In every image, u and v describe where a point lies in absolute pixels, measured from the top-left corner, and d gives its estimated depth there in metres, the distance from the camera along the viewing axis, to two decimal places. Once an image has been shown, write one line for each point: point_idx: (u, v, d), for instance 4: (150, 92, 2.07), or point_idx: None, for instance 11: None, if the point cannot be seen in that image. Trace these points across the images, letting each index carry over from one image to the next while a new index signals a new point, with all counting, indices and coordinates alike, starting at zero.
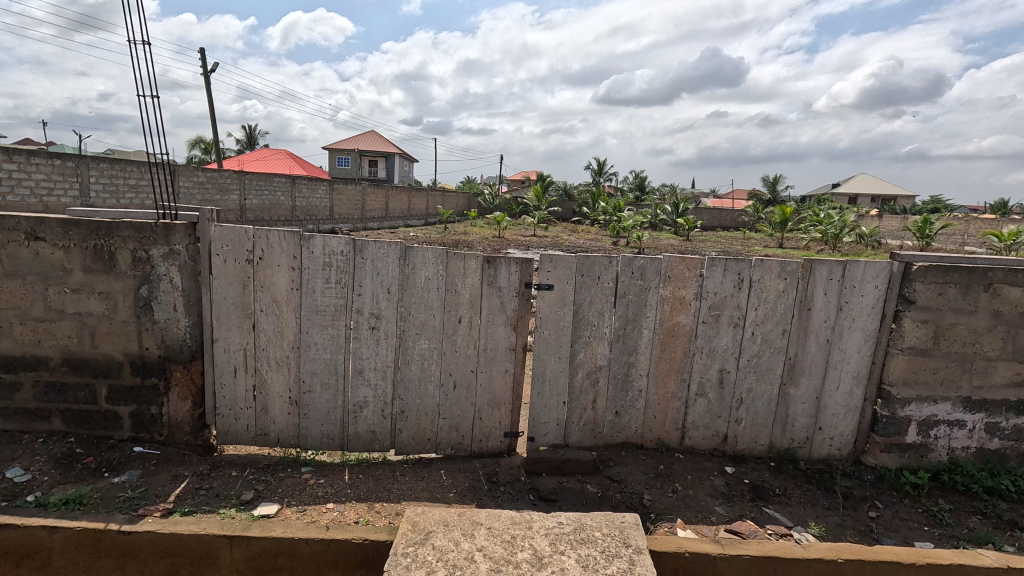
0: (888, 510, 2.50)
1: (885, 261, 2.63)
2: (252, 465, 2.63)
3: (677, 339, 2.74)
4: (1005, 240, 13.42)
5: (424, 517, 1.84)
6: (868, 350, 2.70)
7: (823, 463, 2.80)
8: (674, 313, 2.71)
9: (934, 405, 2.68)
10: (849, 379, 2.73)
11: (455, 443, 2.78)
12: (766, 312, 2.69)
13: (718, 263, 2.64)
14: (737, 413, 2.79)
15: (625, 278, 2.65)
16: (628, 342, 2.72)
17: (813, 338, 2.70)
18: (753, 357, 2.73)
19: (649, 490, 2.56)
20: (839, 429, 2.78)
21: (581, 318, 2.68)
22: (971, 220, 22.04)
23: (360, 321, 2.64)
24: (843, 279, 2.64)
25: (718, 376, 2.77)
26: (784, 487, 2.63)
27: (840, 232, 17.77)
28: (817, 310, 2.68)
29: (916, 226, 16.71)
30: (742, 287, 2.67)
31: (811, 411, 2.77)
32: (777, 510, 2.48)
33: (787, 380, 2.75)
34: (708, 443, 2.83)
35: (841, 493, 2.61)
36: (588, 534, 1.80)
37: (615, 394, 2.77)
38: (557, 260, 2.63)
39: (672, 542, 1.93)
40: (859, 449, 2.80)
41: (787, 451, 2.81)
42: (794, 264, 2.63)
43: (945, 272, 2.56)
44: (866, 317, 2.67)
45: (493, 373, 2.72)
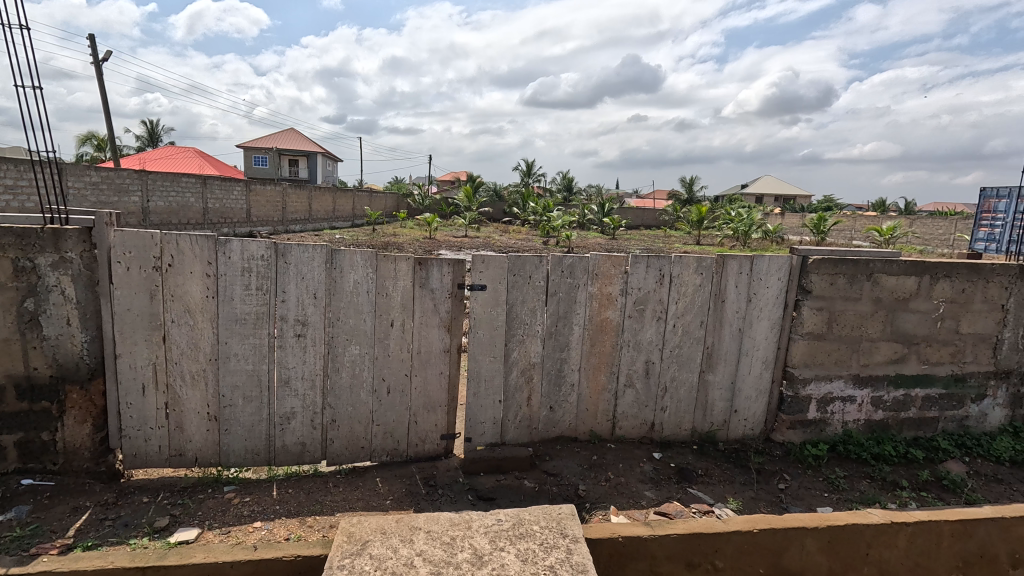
0: (794, 481, 2.75)
1: (785, 255, 2.89)
2: (166, 489, 2.43)
3: (606, 333, 2.85)
4: (886, 234, 15.10)
5: (360, 526, 1.79)
6: (775, 337, 2.96)
7: (739, 443, 3.03)
8: (602, 309, 2.82)
9: (830, 383, 2.98)
10: (759, 364, 2.98)
11: (390, 449, 2.73)
12: (685, 305, 2.87)
13: (641, 260, 2.79)
14: (662, 401, 2.95)
15: (555, 277, 2.74)
16: (560, 339, 2.80)
17: (727, 328, 2.92)
18: (675, 347, 2.90)
19: (584, 481, 2.65)
20: (752, 410, 3.02)
21: (514, 317, 2.73)
22: (859, 217, 24.54)
23: (284, 329, 2.52)
24: (751, 273, 2.88)
25: (644, 367, 2.91)
26: (706, 468, 2.82)
27: (750, 229, 19.14)
28: (730, 302, 2.89)
29: (814, 224, 18.44)
30: (663, 282, 2.83)
31: (727, 395, 2.98)
32: (700, 489, 2.65)
33: (705, 368, 2.95)
34: (637, 431, 2.97)
35: (754, 468, 2.83)
36: (527, 528, 1.83)
37: (549, 390, 2.85)
38: (489, 260, 2.66)
39: (606, 529, 2.03)
40: (768, 428, 3.06)
41: (707, 434, 3.00)
42: (708, 260, 2.84)
43: (835, 263, 2.86)
44: (771, 306, 2.93)
45: (427, 376, 2.69)
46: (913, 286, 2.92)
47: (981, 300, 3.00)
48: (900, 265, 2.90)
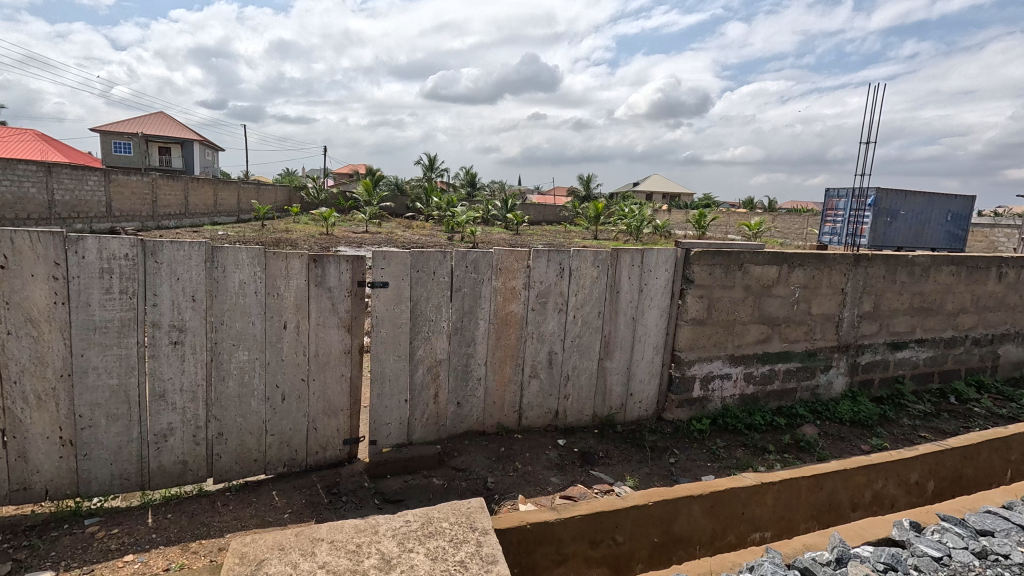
0: (682, 455, 3.01)
1: (671, 248, 3.14)
2: (8, 530, 2.07)
3: (510, 327, 2.90)
4: (754, 229, 16.99)
5: (254, 545, 1.66)
6: (663, 323, 3.21)
7: (635, 424, 3.25)
8: (506, 302, 2.87)
9: (711, 363, 3.29)
10: (650, 349, 3.21)
11: (288, 459, 2.56)
12: (584, 296, 3.01)
13: (542, 254, 2.88)
14: (565, 390, 3.07)
15: (459, 272, 2.73)
16: (466, 334, 2.81)
17: (622, 317, 3.11)
18: (576, 337, 3.04)
19: (492, 473, 2.69)
20: (646, 392, 3.25)
21: (419, 313, 2.68)
22: (733, 213, 27.33)
23: (157, 336, 2.25)
24: (641, 265, 3.09)
25: (547, 357, 3.01)
26: (606, 450, 2.98)
27: (642, 224, 20.50)
28: (624, 292, 3.08)
29: (696, 219, 20.24)
30: (563, 276, 2.94)
31: (623, 379, 3.18)
32: (601, 470, 2.81)
33: (604, 355, 3.12)
34: (542, 420, 3.07)
35: (648, 446, 3.05)
36: (436, 526, 1.82)
37: (455, 385, 2.84)
38: (390, 256, 2.59)
39: (515, 517, 2.07)
40: (660, 408, 3.31)
41: (607, 417, 3.18)
42: (603, 254, 3.00)
43: (713, 255, 3.16)
44: (660, 296, 3.17)
45: (327, 379, 2.56)
46: (775, 274, 3.32)
47: (826, 285, 3.50)
48: (764, 256, 3.28)
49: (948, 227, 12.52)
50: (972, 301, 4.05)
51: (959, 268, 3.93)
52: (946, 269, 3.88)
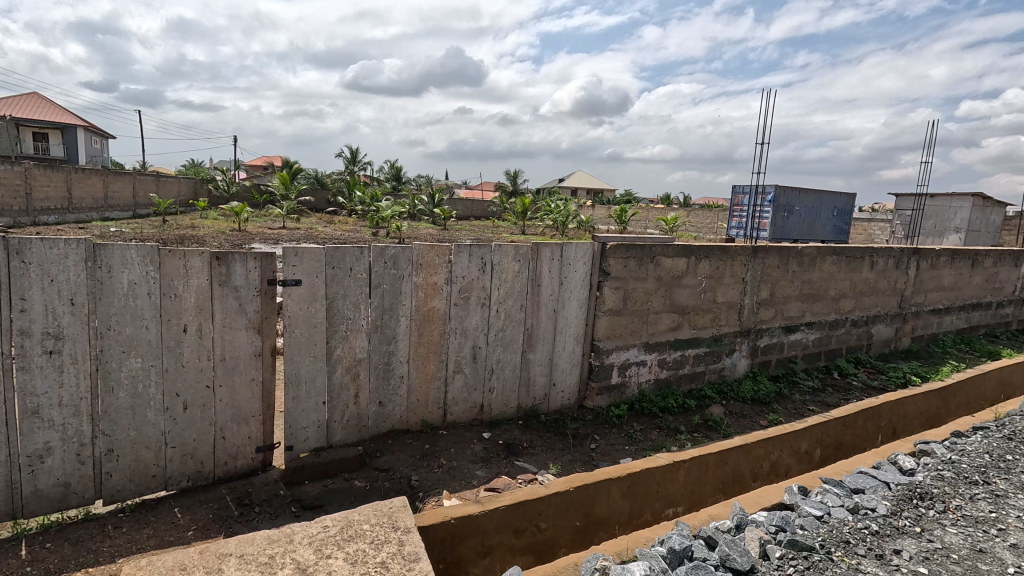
0: (602, 440, 3.14)
1: (589, 242, 3.26)
2: None
3: (433, 323, 2.88)
4: (670, 223, 17.99)
5: (151, 568, 1.52)
6: (583, 315, 3.32)
7: (558, 413, 3.34)
8: (428, 298, 2.84)
9: (628, 351, 3.46)
10: (571, 340, 3.31)
11: (192, 473, 2.38)
12: (506, 290, 3.04)
13: (463, 249, 2.88)
14: (489, 383, 3.10)
15: (378, 268, 2.66)
16: (387, 332, 2.75)
17: (543, 309, 3.18)
18: (499, 331, 3.07)
19: (417, 471, 2.66)
20: (567, 382, 3.35)
21: (336, 312, 2.58)
22: (651, 209, 28.75)
23: (27, 346, 2.00)
24: (561, 258, 3.17)
25: (471, 352, 3.01)
26: (530, 440, 3.05)
27: (567, 219, 21.04)
28: (545, 286, 3.15)
29: (618, 214, 21.09)
30: (485, 270, 2.96)
31: (546, 370, 3.26)
32: (525, 460, 2.87)
33: (527, 348, 3.17)
34: (467, 415, 3.07)
35: (571, 434, 3.16)
36: (356, 529, 1.77)
37: (377, 384, 2.77)
38: (303, 252, 2.47)
39: (440, 513, 2.07)
40: (581, 396, 3.43)
41: (531, 408, 3.25)
42: (524, 248, 3.05)
43: (627, 248, 3.32)
44: (579, 288, 3.27)
45: (235, 384, 2.40)
46: (684, 266, 3.55)
47: (729, 275, 3.78)
48: (674, 248, 3.49)
49: (834, 222, 13.97)
50: (850, 287, 4.55)
51: (839, 257, 4.40)
52: (829, 259, 4.33)
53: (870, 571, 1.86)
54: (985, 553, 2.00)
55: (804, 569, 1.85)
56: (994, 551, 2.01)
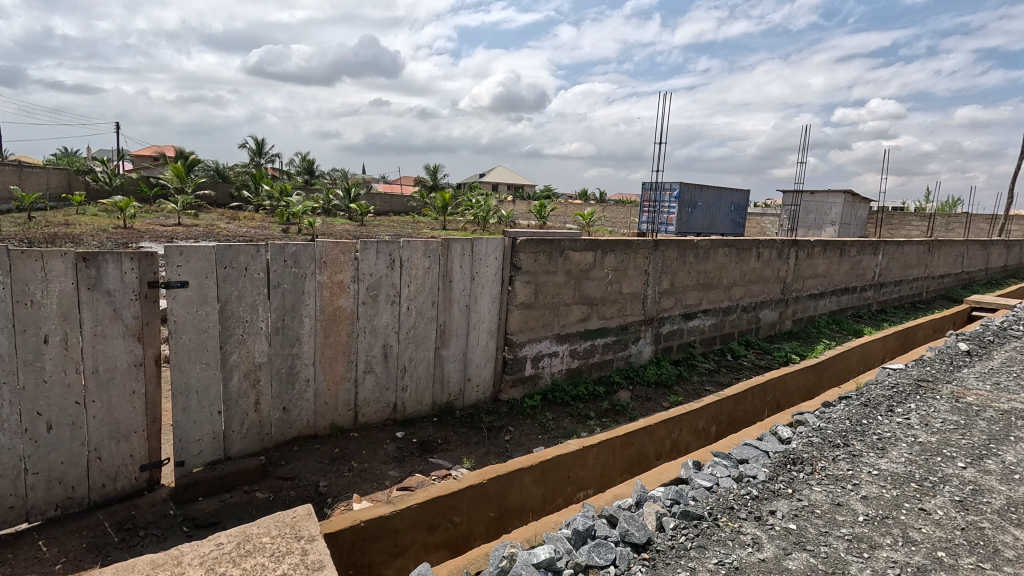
0: (516, 431, 3.21)
1: (499, 237, 3.30)
2: None
3: (340, 322, 2.78)
4: (586, 218, 18.64)
5: None
6: (495, 309, 3.36)
7: (473, 407, 3.37)
8: (333, 297, 2.73)
9: (540, 343, 3.55)
10: (485, 335, 3.34)
11: (61, 500, 2.13)
12: (417, 287, 3.01)
13: (370, 245, 2.80)
14: (402, 382, 3.05)
15: (277, 267, 2.52)
16: (289, 334, 2.61)
17: (456, 305, 3.18)
18: (411, 328, 3.02)
19: (325, 477, 2.57)
20: (482, 376, 3.38)
21: (230, 315, 2.41)
22: (570, 204, 29.59)
23: None
24: (472, 254, 3.19)
25: (382, 351, 2.95)
26: (445, 436, 3.05)
27: (488, 214, 21.11)
28: (456, 281, 3.15)
29: (537, 210, 21.51)
30: (394, 267, 2.90)
31: (460, 366, 3.27)
32: (440, 456, 2.86)
33: (440, 344, 3.16)
34: (380, 415, 3.00)
35: (485, 427, 3.19)
36: (254, 543, 1.67)
37: (279, 389, 2.63)
38: (189, 252, 2.28)
39: (349, 517, 2.02)
40: (496, 390, 3.48)
41: (445, 404, 3.25)
42: (434, 244, 3.03)
43: (537, 243, 3.40)
44: (491, 283, 3.31)
45: (111, 399, 2.17)
46: (591, 259, 3.70)
47: (633, 267, 4.00)
48: (581, 243, 3.63)
49: (731, 216, 15.20)
50: (740, 276, 4.99)
51: (730, 249, 4.81)
52: (721, 251, 4.71)
53: (750, 532, 2.08)
54: (842, 505, 2.30)
55: (693, 536, 2.02)
56: (849, 503, 2.32)
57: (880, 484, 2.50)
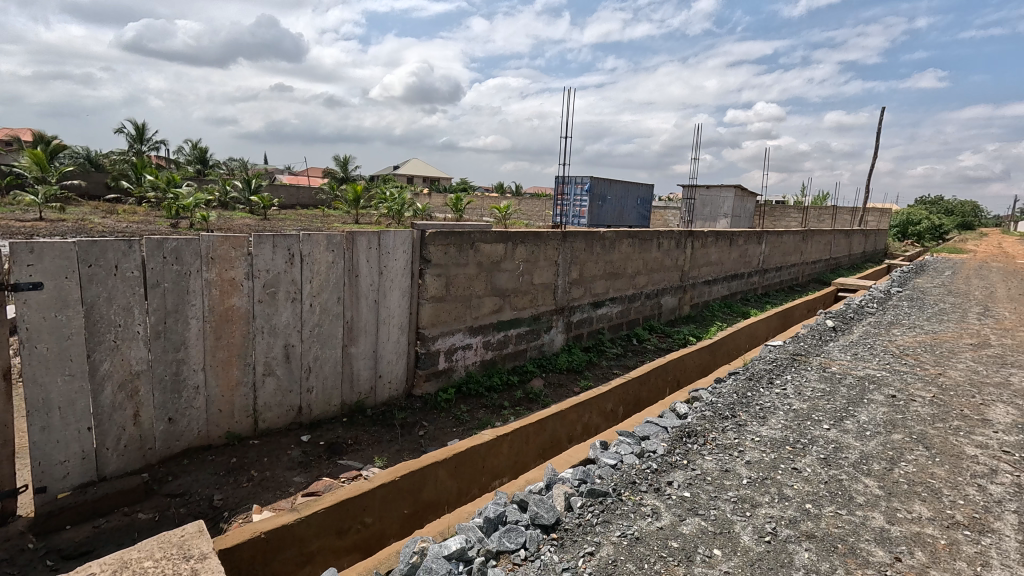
0: (431, 425, 3.18)
1: (408, 230, 3.23)
2: None
3: (233, 323, 2.58)
4: (502, 211, 18.79)
5: None
6: (406, 303, 3.29)
7: (385, 405, 3.28)
8: (225, 296, 2.53)
9: (453, 336, 3.54)
10: (396, 330, 3.26)
11: None
12: (320, 283, 2.87)
13: (265, 239, 2.62)
14: (307, 383, 2.90)
15: (155, 264, 2.29)
16: (173, 338, 2.38)
17: (364, 301, 3.07)
18: (315, 327, 2.88)
19: (221, 489, 2.38)
20: (394, 373, 3.30)
21: (99, 319, 2.15)
22: (486, 198, 29.67)
23: None
24: (379, 247, 3.10)
25: (283, 352, 2.78)
26: (355, 436, 2.95)
27: (402, 208, 20.57)
28: (363, 276, 3.05)
29: (453, 203, 21.33)
30: (294, 262, 2.74)
31: (370, 363, 3.17)
32: (349, 457, 2.76)
33: (347, 341, 3.04)
34: (283, 419, 2.83)
35: (398, 424, 3.13)
36: (133, 569, 1.50)
37: (164, 399, 2.39)
38: (43, 249, 2.00)
39: (247, 530, 1.89)
40: (409, 385, 3.41)
41: (355, 404, 3.13)
42: (337, 237, 2.90)
43: (447, 235, 3.38)
44: (400, 277, 3.23)
45: None
46: (501, 251, 3.74)
47: (543, 258, 4.10)
48: (491, 235, 3.66)
49: (638, 210, 16.07)
50: (643, 265, 5.29)
51: (633, 240, 5.08)
52: (626, 242, 4.97)
53: (650, 504, 2.23)
54: (729, 471, 2.53)
55: (599, 512, 2.13)
56: (735, 469, 2.56)
57: (761, 449, 2.78)
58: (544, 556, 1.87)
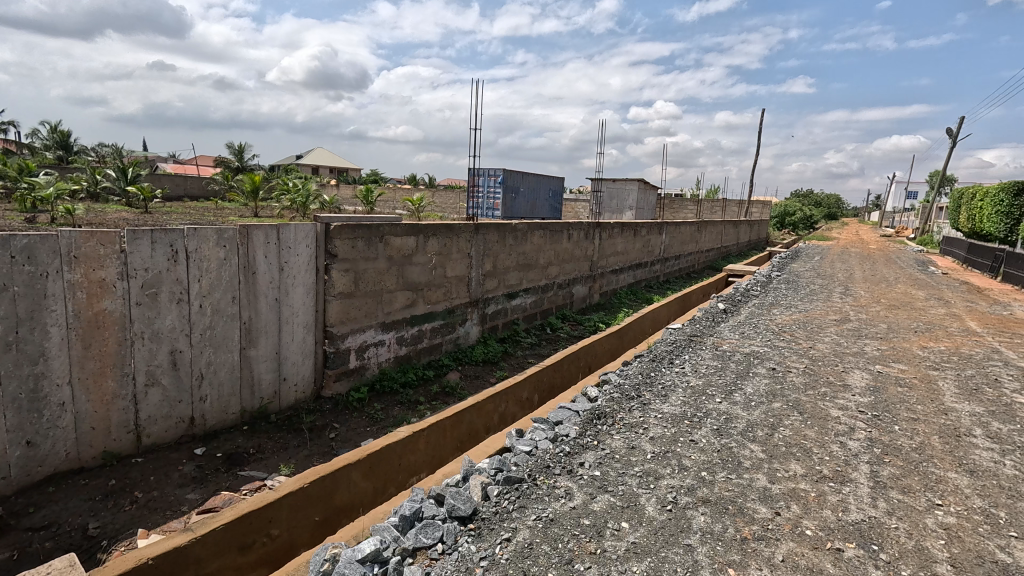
0: (342, 427, 3.05)
1: (310, 223, 3.06)
2: None
3: (106, 330, 2.29)
4: (415, 203, 18.38)
5: None
6: (311, 301, 3.12)
7: (292, 409, 3.10)
8: (93, 299, 2.24)
9: (364, 333, 3.42)
10: (301, 329, 3.08)
11: None
12: (211, 282, 2.63)
13: (142, 235, 2.35)
14: (200, 391, 2.65)
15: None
16: (27, 350, 2.07)
17: (263, 300, 2.87)
18: (206, 330, 2.64)
19: (97, 516, 2.12)
20: (300, 374, 3.12)
21: None
22: (398, 190, 28.86)
23: None
24: (278, 242, 2.90)
25: (169, 359, 2.52)
26: (258, 445, 2.75)
27: (307, 200, 19.41)
28: (261, 273, 2.84)
29: (363, 195, 20.51)
30: (178, 260, 2.49)
31: (273, 366, 2.97)
32: (252, 467, 2.58)
33: (245, 344, 2.82)
34: (171, 433, 2.57)
35: (307, 428, 2.97)
36: None
37: (18, 421, 2.07)
38: None
39: (131, 557, 1.70)
40: (317, 387, 3.25)
41: (257, 410, 2.93)
42: (229, 232, 2.68)
43: (353, 229, 3.24)
44: (304, 273, 3.05)
45: None
46: (412, 244, 3.67)
47: (456, 251, 4.07)
48: (402, 228, 3.57)
49: (550, 202, 16.48)
50: (555, 256, 5.45)
51: (545, 232, 5.21)
52: (537, 233, 5.08)
53: (563, 485, 2.31)
54: (635, 448, 2.70)
55: (515, 499, 2.18)
56: (640, 445, 2.73)
57: (663, 424, 2.99)
58: (461, 547, 1.88)
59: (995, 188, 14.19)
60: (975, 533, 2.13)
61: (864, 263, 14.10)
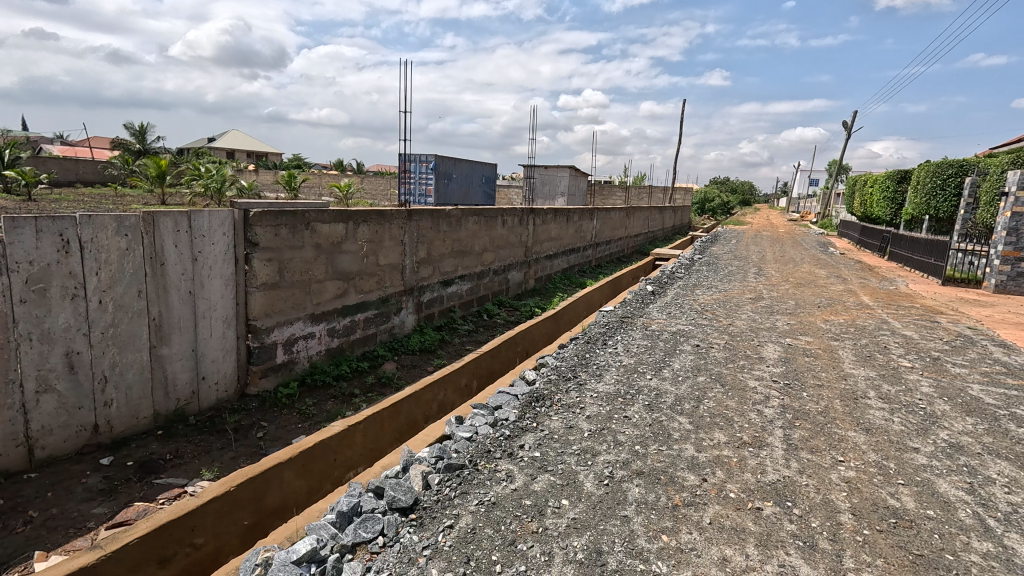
0: (271, 425, 2.89)
1: (226, 210, 2.83)
2: None
3: None
4: (343, 190, 17.65)
5: None
6: (230, 294, 2.91)
7: (213, 409, 2.89)
8: None
9: (291, 326, 3.24)
10: (220, 324, 2.87)
11: None
12: (112, 275, 2.38)
13: (22, 223, 2.08)
14: (104, 396, 2.40)
15: None
16: None
17: (174, 293, 2.64)
18: (109, 328, 2.39)
19: None
20: (221, 372, 2.91)
21: None
22: (323, 176, 27.54)
23: None
24: (190, 230, 2.67)
25: (65, 362, 2.26)
26: (176, 450, 2.54)
27: (223, 186, 18.05)
28: (171, 264, 2.60)
29: (286, 181, 19.40)
30: (70, 251, 2.22)
31: (189, 364, 2.75)
32: (170, 474, 2.38)
33: (156, 342, 2.59)
34: (71, 443, 2.32)
35: (231, 429, 2.78)
36: None
37: None
38: None
39: None
40: (241, 384, 3.05)
41: (173, 412, 2.70)
42: (131, 219, 2.43)
43: (276, 215, 3.05)
44: (221, 263, 2.83)
45: None
46: (342, 232, 3.51)
47: (388, 238, 3.95)
48: (329, 215, 3.40)
49: (483, 189, 16.42)
50: (490, 242, 5.43)
51: (479, 218, 5.17)
52: (471, 220, 5.03)
53: (504, 468, 2.33)
54: (573, 427, 2.77)
55: (456, 486, 2.17)
56: (577, 424, 2.81)
57: (598, 403, 3.09)
58: (402, 538, 1.84)
59: (882, 176, 15.80)
60: (871, 483, 2.39)
61: (775, 246, 15.26)
